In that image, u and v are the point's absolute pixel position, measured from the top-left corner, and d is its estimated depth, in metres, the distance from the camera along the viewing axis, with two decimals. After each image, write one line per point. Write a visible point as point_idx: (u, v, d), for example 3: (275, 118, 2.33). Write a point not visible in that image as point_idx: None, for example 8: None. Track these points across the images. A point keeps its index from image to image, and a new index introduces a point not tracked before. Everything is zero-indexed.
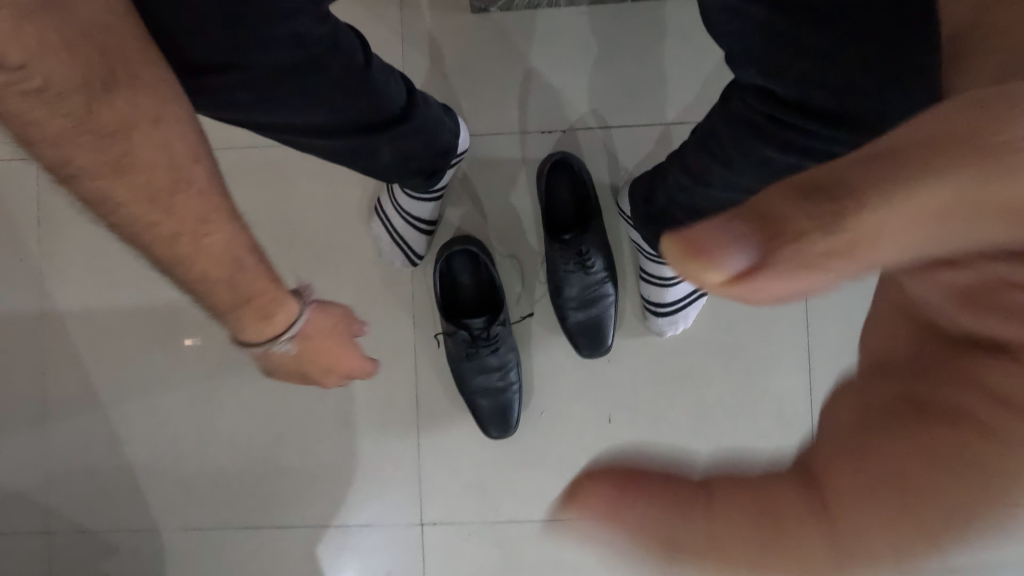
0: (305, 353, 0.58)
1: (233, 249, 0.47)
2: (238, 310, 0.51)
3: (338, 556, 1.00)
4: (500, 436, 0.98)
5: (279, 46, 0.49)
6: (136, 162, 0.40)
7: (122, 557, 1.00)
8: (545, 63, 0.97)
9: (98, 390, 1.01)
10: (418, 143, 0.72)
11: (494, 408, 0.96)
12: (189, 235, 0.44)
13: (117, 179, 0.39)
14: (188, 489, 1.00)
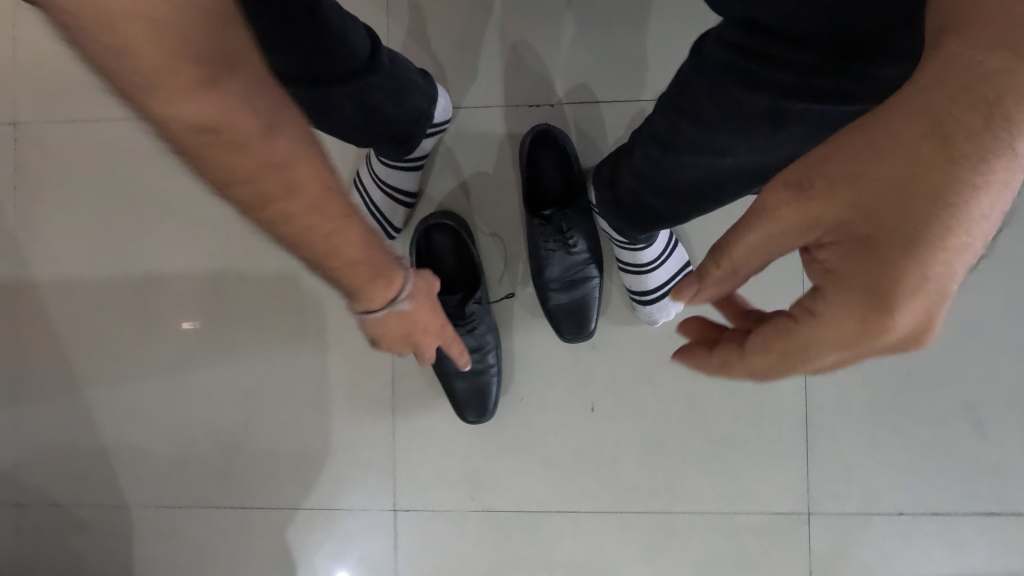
0: (407, 321, 0.56)
1: (342, 234, 0.41)
2: (346, 276, 0.46)
3: (310, 540, 0.97)
4: (476, 421, 0.95)
5: None
6: (269, 170, 0.34)
7: (91, 533, 0.98)
8: (534, 34, 0.93)
9: (71, 362, 0.99)
10: (386, 101, 0.71)
11: (471, 391, 0.93)
12: (311, 225, 0.38)
13: (254, 185, 0.34)
14: (160, 466, 0.98)
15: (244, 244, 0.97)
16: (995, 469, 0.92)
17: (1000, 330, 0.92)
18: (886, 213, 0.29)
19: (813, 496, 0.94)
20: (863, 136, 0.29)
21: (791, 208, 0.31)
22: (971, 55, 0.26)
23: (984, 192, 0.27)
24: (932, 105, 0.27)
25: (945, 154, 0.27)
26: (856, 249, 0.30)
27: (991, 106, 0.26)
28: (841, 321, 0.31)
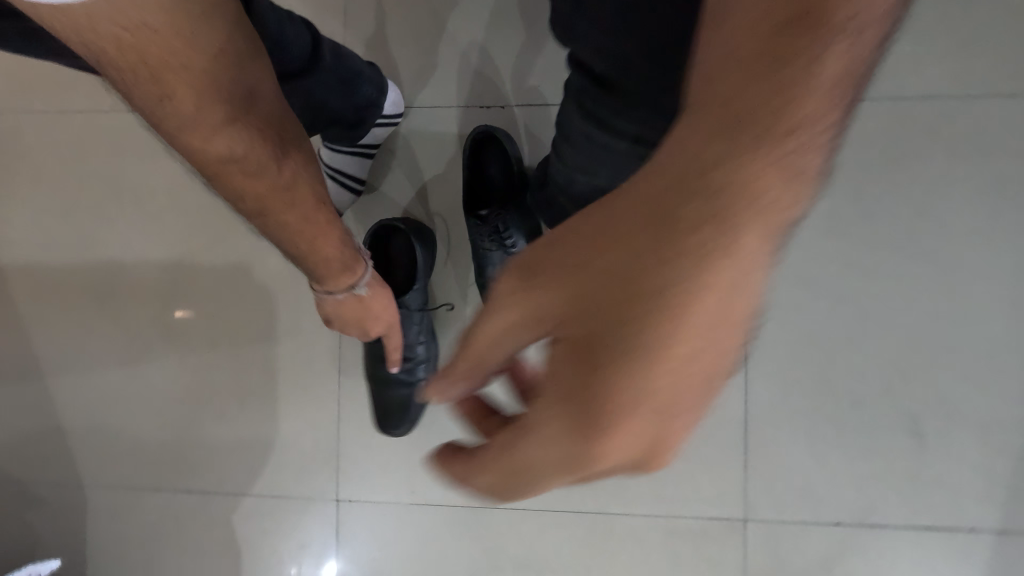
0: (367, 305, 0.68)
1: (273, 195, 0.50)
2: (328, 267, 0.60)
3: (256, 527, 1.00)
4: (402, 433, 0.95)
5: None
6: (213, 131, 0.44)
7: (49, 510, 1.02)
8: (485, 36, 0.95)
9: (36, 344, 1.03)
10: (336, 95, 0.76)
11: (402, 401, 0.93)
12: (243, 183, 0.48)
13: (198, 137, 0.44)
14: (116, 448, 1.02)
15: (202, 235, 1.00)
16: (933, 481, 0.91)
17: (944, 342, 0.92)
18: (603, 319, 0.24)
19: (750, 503, 0.94)
20: (589, 222, 0.25)
21: (521, 295, 0.26)
22: (689, 131, 0.22)
23: (708, 297, 0.23)
24: (655, 190, 0.23)
25: (661, 253, 0.23)
26: (573, 361, 0.25)
27: (714, 197, 0.21)
28: (553, 447, 0.25)
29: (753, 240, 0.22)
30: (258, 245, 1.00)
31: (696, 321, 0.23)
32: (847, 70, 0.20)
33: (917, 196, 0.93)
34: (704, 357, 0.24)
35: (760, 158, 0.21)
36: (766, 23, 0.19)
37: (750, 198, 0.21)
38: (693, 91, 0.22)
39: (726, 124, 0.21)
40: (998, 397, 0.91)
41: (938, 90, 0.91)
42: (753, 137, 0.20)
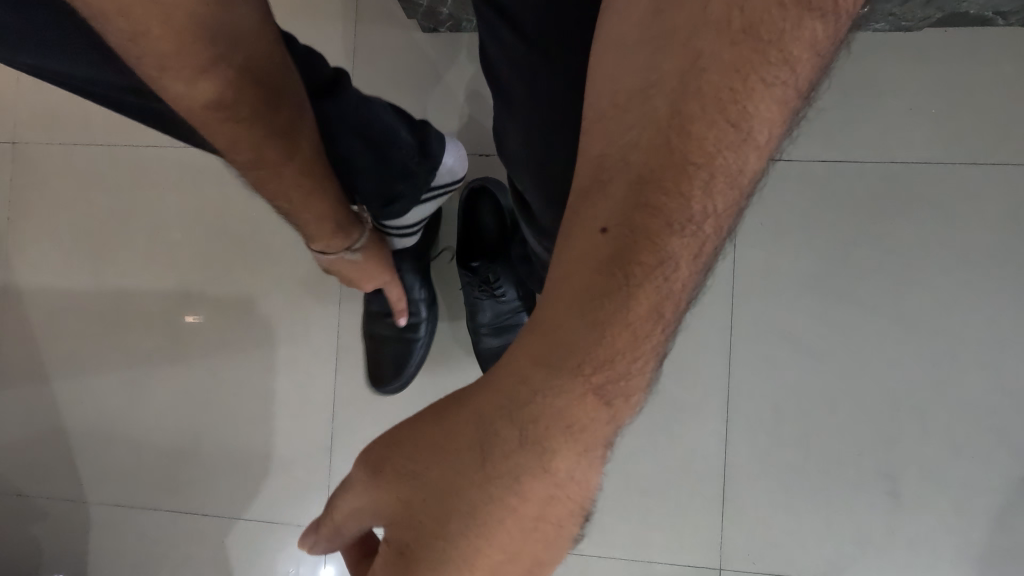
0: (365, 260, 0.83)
1: (262, 139, 0.56)
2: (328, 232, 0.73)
3: (247, 550, 1.04)
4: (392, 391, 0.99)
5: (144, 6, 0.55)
6: (197, 75, 0.47)
7: (52, 523, 1.07)
8: (486, 87, 0.99)
9: (47, 363, 1.09)
10: (364, 149, 0.71)
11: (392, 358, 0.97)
12: (233, 121, 0.53)
13: (186, 80, 0.47)
14: (118, 465, 1.07)
15: (208, 265, 1.06)
16: (907, 540, 0.93)
17: (922, 403, 0.93)
18: (425, 521, 0.35)
19: (725, 552, 0.96)
20: (432, 439, 0.36)
21: (374, 485, 0.37)
22: (521, 378, 0.34)
23: (520, 504, 0.34)
24: (480, 426, 0.35)
25: (481, 471, 0.35)
26: (399, 551, 0.36)
27: (527, 430, 0.34)
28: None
29: (565, 460, 0.34)
30: (262, 277, 1.04)
31: (500, 525, 0.35)
32: (654, 305, 0.32)
33: (904, 257, 0.94)
34: (499, 557, 0.35)
35: (576, 395, 0.33)
36: (597, 257, 0.32)
37: (563, 428, 0.33)
38: (544, 319, 0.34)
39: (560, 359, 0.33)
40: (975, 460, 0.92)
41: (924, 155, 0.94)
42: (562, 381, 0.33)
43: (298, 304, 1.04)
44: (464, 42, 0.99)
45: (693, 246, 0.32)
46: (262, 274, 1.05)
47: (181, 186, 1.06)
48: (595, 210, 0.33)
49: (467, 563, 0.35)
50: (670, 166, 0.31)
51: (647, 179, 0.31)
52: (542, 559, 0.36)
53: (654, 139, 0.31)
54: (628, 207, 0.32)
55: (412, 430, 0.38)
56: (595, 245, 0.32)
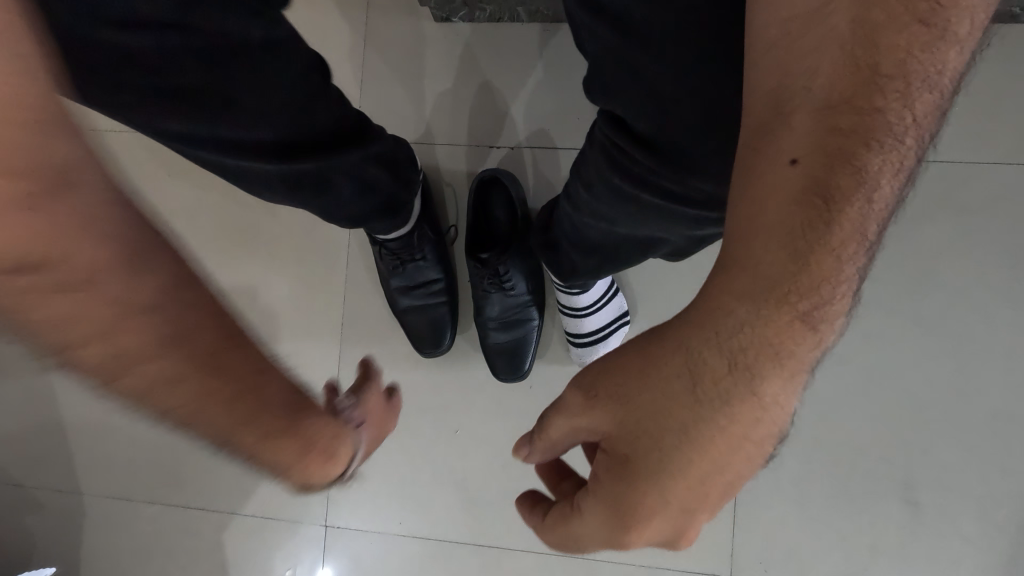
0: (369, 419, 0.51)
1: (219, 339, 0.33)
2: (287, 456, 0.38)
3: (244, 545, 1.01)
4: (432, 353, 0.97)
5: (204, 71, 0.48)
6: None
7: (46, 514, 1.05)
8: (499, 78, 0.97)
9: None
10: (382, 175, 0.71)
11: (427, 324, 0.95)
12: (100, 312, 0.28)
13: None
14: (115, 458, 1.05)
15: (212, 255, 1.04)
16: (930, 553, 0.89)
17: (945, 409, 0.90)
18: (643, 438, 0.33)
19: (737, 559, 0.93)
20: (642, 362, 0.33)
21: (580, 411, 0.35)
22: (723, 312, 0.31)
23: (727, 427, 0.31)
24: (687, 353, 0.32)
25: (692, 395, 0.32)
26: (618, 464, 0.34)
27: (735, 357, 0.30)
28: (605, 519, 0.35)
29: (772, 385, 0.30)
30: (267, 268, 1.02)
31: (713, 444, 0.32)
32: (859, 229, 0.28)
33: (927, 258, 0.91)
34: (716, 470, 0.32)
35: (783, 323, 0.29)
36: (787, 190, 0.28)
37: (772, 356, 0.30)
38: (740, 251, 0.30)
39: (767, 289, 0.29)
40: (1001, 471, 0.89)
41: (947, 155, 0.91)
42: (769, 312, 0.29)
43: (303, 296, 1.02)
44: (477, 31, 0.98)
45: (900, 157, 0.27)
46: (266, 265, 1.02)
47: (188, 175, 1.05)
48: (780, 138, 0.29)
49: (683, 474, 0.32)
50: (859, 84, 0.27)
51: (838, 104, 0.27)
52: (745, 473, 0.33)
53: (836, 58, 0.27)
54: (819, 131, 0.28)
55: (621, 355, 0.35)
56: (785, 178, 0.28)
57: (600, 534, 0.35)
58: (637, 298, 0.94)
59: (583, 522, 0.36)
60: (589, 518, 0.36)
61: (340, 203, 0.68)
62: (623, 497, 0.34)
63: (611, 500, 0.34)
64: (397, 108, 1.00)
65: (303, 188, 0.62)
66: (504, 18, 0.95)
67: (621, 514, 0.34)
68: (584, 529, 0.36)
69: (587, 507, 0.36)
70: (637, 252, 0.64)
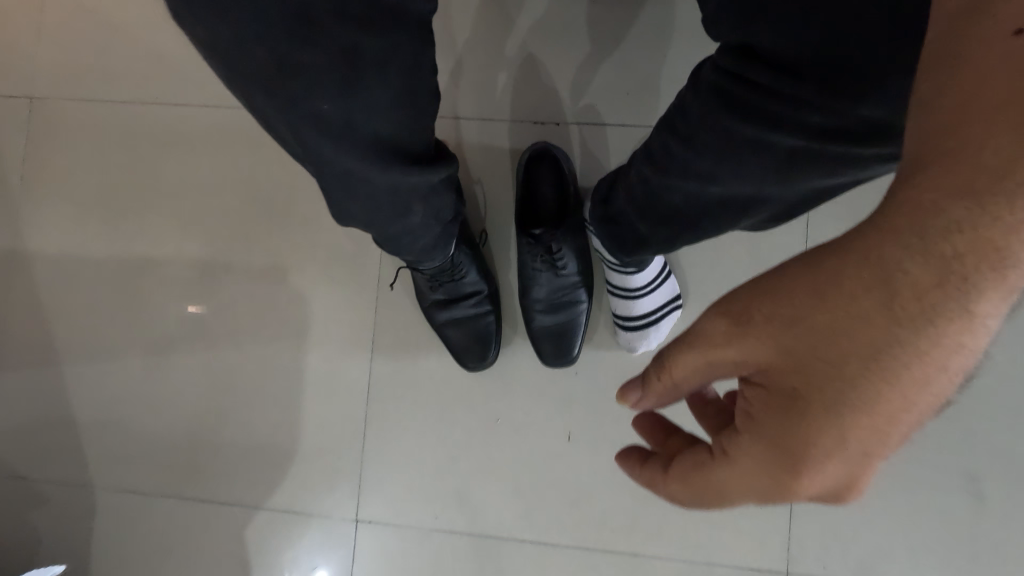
0: None
1: None
2: None
3: (267, 541, 0.95)
4: (476, 368, 0.92)
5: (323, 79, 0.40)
6: None
7: (55, 509, 0.98)
8: (544, 51, 0.93)
9: (56, 341, 1.01)
10: (445, 202, 0.64)
11: (469, 337, 0.90)
12: None
13: None
14: (130, 449, 0.98)
15: (236, 235, 0.98)
16: (996, 548, 0.85)
17: (1011, 396, 0.86)
18: (818, 365, 0.29)
19: (792, 554, 0.88)
20: (815, 282, 0.29)
21: (730, 341, 0.31)
22: (930, 211, 0.25)
23: (929, 352, 0.27)
24: (881, 266, 0.27)
25: (887, 315, 0.27)
26: (783, 399, 0.30)
27: (950, 268, 0.25)
28: (766, 461, 0.30)
29: (987, 301, 0.25)
30: (295, 248, 0.97)
31: (908, 372, 0.27)
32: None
33: None
34: (903, 407, 0.28)
35: (1007, 223, 0.24)
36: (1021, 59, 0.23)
37: (992, 259, 0.24)
38: (947, 141, 0.25)
39: (987, 180, 0.24)
40: None
41: None
42: (991, 206, 0.24)
43: (333, 279, 0.97)
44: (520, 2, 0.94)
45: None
46: (295, 245, 0.97)
47: (209, 149, 0.99)
48: (1000, 8, 0.24)
49: (869, 403, 0.28)
50: None
51: None
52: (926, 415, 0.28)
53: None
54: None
55: (779, 277, 0.31)
56: (1012, 52, 0.23)
57: (756, 481, 0.31)
58: (688, 279, 0.90)
59: (730, 470, 0.31)
60: (742, 464, 0.31)
61: (398, 221, 0.59)
62: (792, 434, 0.29)
63: (777, 437, 0.30)
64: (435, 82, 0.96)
65: (374, 209, 0.54)
66: None
67: (790, 456, 0.30)
68: (733, 479, 0.31)
69: (739, 451, 0.31)
70: (724, 217, 0.60)
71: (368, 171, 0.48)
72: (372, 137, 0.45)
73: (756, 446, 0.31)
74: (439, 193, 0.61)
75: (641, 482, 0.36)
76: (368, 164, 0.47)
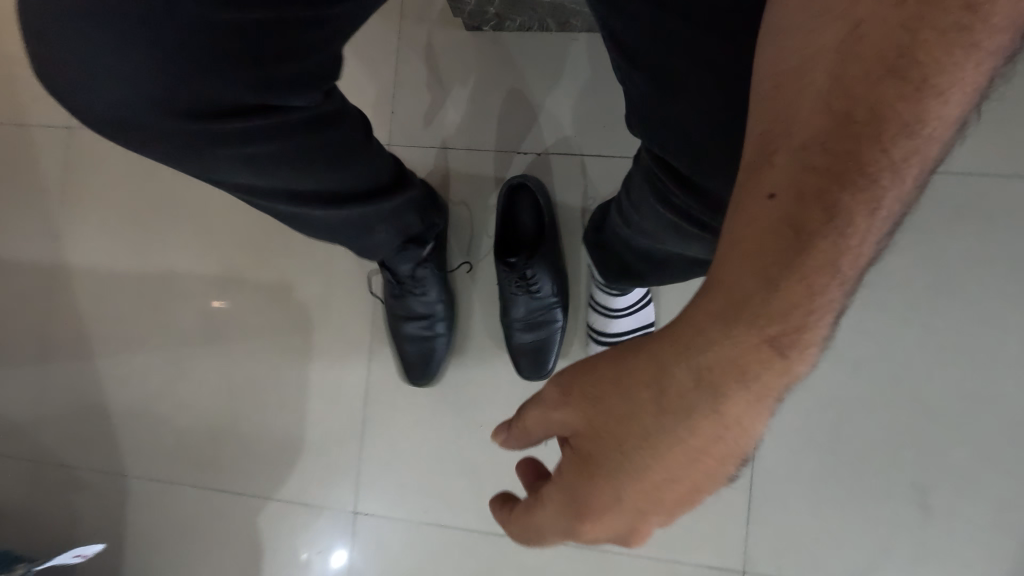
0: None
1: None
2: None
3: (275, 529, 1.06)
4: (422, 383, 1.02)
5: (194, 131, 0.50)
6: None
7: (92, 494, 1.11)
8: (528, 85, 1.00)
9: (91, 342, 1.13)
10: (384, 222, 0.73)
11: (423, 348, 0.99)
12: None
13: None
14: (156, 442, 1.10)
15: (248, 251, 1.08)
16: (939, 555, 0.92)
17: (958, 415, 0.92)
18: (607, 436, 0.36)
19: (748, 556, 0.96)
20: (619, 366, 0.36)
21: (557, 405, 0.38)
22: (695, 329, 0.33)
23: (689, 439, 0.34)
24: (657, 367, 0.35)
25: (658, 406, 0.34)
26: (584, 458, 0.37)
27: (702, 376, 0.33)
28: (567, 506, 0.38)
29: (736, 405, 0.33)
30: (300, 265, 1.07)
31: (672, 452, 0.34)
32: (829, 262, 0.30)
33: (944, 266, 0.93)
34: (669, 478, 0.35)
35: (751, 346, 0.32)
36: (764, 218, 0.31)
37: (738, 375, 0.32)
38: (720, 278, 0.33)
39: (735, 310, 0.32)
40: (1010, 477, 0.91)
41: (966, 167, 0.93)
42: (735, 331, 0.32)
43: (335, 293, 1.06)
44: (507, 40, 1.01)
45: (884, 204, 0.29)
46: (300, 262, 1.07)
47: None
48: (764, 174, 0.31)
49: (640, 474, 0.35)
50: (835, 130, 0.29)
51: (815, 144, 0.30)
52: (704, 487, 0.35)
53: (815, 106, 0.30)
54: (798, 172, 0.30)
55: (601, 359, 0.38)
56: (764, 211, 0.31)
57: (560, 522, 0.38)
58: (658, 302, 0.98)
59: (547, 510, 0.39)
60: (556, 505, 0.38)
61: (351, 234, 0.70)
62: (584, 487, 0.37)
63: (576, 488, 0.37)
64: (427, 114, 1.04)
65: (327, 225, 0.67)
66: (535, 27, 0.98)
67: (576, 503, 0.37)
68: (547, 517, 0.39)
69: (552, 496, 0.39)
70: (690, 261, 0.68)
71: (281, 193, 0.59)
72: (279, 181, 0.57)
73: (561, 494, 0.38)
74: (376, 219, 0.71)
75: (500, 515, 0.43)
76: (280, 190, 0.58)
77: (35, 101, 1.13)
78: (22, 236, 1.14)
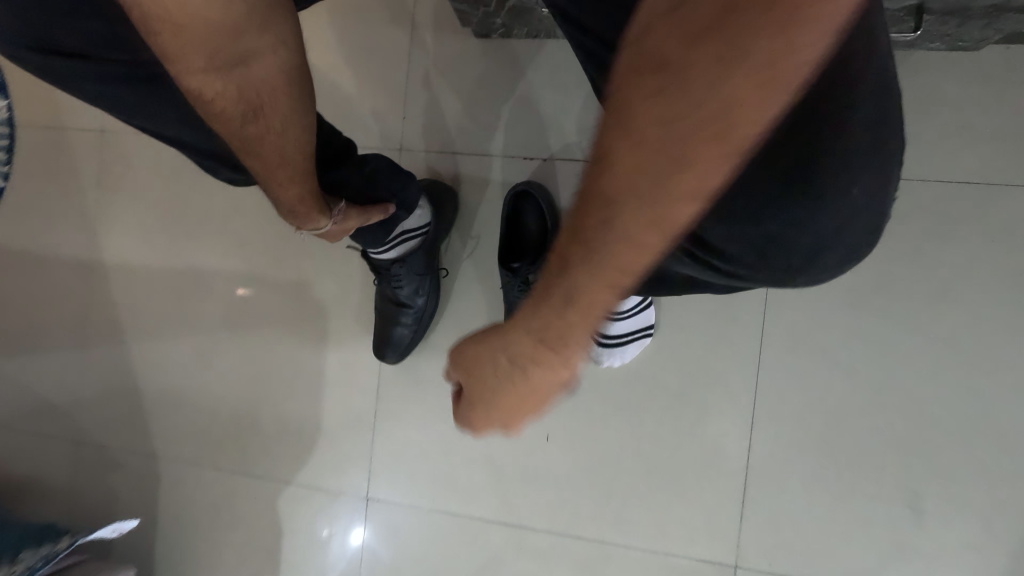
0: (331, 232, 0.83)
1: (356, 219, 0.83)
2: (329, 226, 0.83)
3: (294, 511, 1.13)
4: (394, 360, 1.07)
5: (100, 89, 0.61)
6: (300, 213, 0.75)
7: (129, 473, 1.19)
8: (535, 92, 1.03)
9: (126, 333, 1.20)
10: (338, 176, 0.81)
11: (387, 336, 1.05)
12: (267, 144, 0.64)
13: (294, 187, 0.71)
14: (185, 427, 1.18)
15: (269, 249, 1.14)
16: (928, 558, 0.94)
17: (952, 422, 0.94)
18: (485, 364, 0.54)
19: (741, 551, 0.99)
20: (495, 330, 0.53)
21: (465, 343, 0.56)
22: (539, 293, 0.46)
23: (534, 365, 0.50)
24: (519, 320, 0.49)
25: (518, 343, 0.50)
26: (474, 377, 0.55)
27: (540, 324, 0.47)
28: (467, 399, 0.57)
29: (561, 348, 0.47)
30: (318, 263, 1.12)
31: (524, 373, 0.51)
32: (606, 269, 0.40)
33: (944, 273, 0.95)
34: (521, 390, 0.52)
35: (563, 312, 0.45)
36: (573, 225, 0.41)
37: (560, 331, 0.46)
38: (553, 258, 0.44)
39: (556, 285, 0.44)
40: (1002, 486, 0.92)
41: (965, 176, 0.94)
42: (555, 300, 0.45)
43: (348, 290, 1.12)
44: (515, 47, 1.03)
45: (693, 178, 0.36)
46: (316, 262, 1.12)
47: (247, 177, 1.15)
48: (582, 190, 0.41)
49: (503, 384, 0.53)
50: (620, 172, 0.37)
51: (604, 178, 0.38)
52: (548, 391, 0.52)
53: (610, 145, 0.37)
54: (593, 196, 0.39)
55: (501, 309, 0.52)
56: (576, 219, 0.41)
57: (465, 408, 0.57)
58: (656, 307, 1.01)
59: (459, 407, 0.58)
60: (464, 399, 0.57)
61: None
62: (471, 391, 0.56)
63: (470, 392, 0.56)
64: (438, 119, 1.07)
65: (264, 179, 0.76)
66: (542, 34, 1.00)
67: (470, 402, 0.56)
68: (459, 411, 0.58)
69: (463, 390, 0.57)
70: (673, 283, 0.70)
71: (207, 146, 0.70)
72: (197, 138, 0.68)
73: (463, 392, 0.57)
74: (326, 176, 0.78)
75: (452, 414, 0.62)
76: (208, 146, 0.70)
77: (72, 105, 1.20)
78: (60, 233, 1.22)
